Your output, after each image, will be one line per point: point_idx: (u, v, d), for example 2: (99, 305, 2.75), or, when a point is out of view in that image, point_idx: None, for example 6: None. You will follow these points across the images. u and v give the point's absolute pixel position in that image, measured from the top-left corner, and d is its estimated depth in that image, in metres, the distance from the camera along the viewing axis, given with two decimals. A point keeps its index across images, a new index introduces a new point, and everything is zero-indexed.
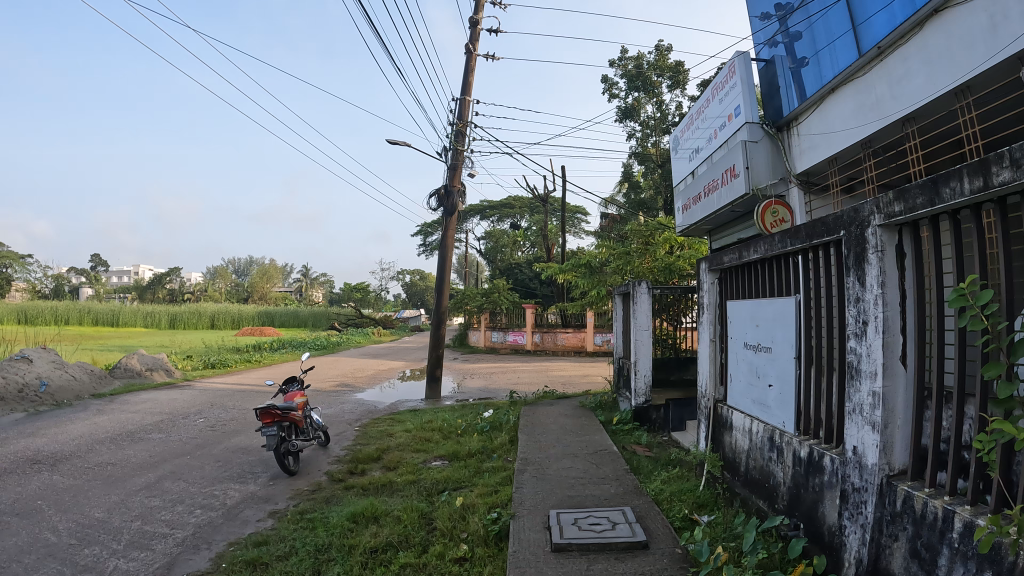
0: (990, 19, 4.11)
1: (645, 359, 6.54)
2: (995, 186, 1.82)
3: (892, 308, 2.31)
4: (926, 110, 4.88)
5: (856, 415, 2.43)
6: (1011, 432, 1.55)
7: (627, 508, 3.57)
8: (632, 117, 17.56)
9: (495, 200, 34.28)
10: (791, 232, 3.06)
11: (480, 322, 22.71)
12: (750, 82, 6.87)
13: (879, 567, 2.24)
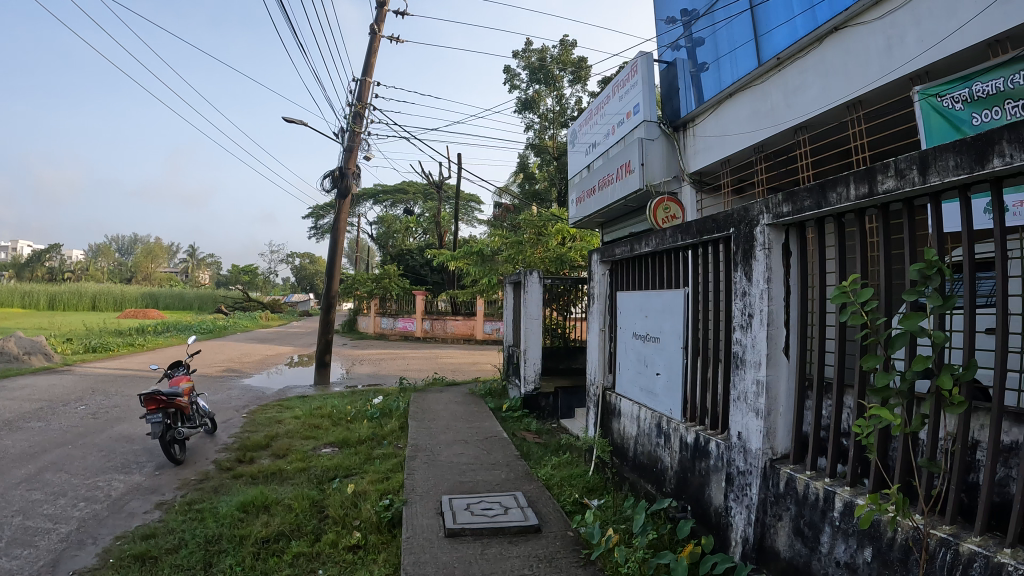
0: (887, 41, 4.41)
1: (535, 348, 6.61)
2: (880, 194, 1.95)
3: (776, 302, 2.43)
4: (817, 119, 5.18)
5: (741, 402, 2.55)
6: (888, 419, 1.65)
7: (519, 493, 3.63)
8: (531, 109, 17.69)
9: (389, 185, 33.81)
10: (681, 228, 3.17)
11: (371, 307, 22.42)
12: (650, 82, 7.02)
13: (764, 546, 2.38)
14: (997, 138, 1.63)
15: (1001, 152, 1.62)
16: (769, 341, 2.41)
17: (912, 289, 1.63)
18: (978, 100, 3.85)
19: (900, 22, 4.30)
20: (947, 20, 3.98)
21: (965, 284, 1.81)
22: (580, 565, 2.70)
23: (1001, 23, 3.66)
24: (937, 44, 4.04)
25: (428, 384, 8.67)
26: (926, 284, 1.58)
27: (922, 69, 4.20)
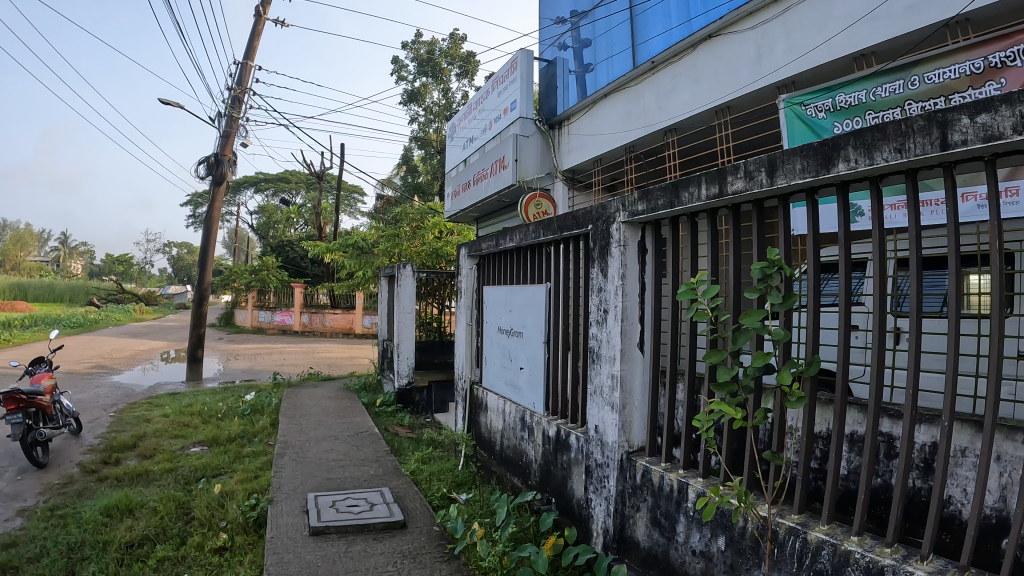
0: (757, 50, 4.65)
1: (408, 343, 6.55)
2: (729, 194, 2.04)
3: (631, 298, 2.49)
4: (687, 123, 5.40)
5: (598, 396, 2.60)
6: (730, 414, 1.57)
7: (385, 489, 3.59)
8: (417, 101, 17.54)
9: (270, 173, 32.67)
10: (544, 224, 3.20)
11: (248, 301, 21.60)
12: (529, 79, 7.15)
13: (623, 536, 2.44)
14: (843, 144, 1.73)
15: (846, 157, 1.72)
16: (624, 336, 2.47)
17: (754, 286, 1.58)
18: (840, 110, 4.15)
19: (772, 32, 4.53)
20: (816, 32, 4.22)
21: (840, 284, 1.61)
22: (443, 561, 2.69)
23: (867, 37, 3.92)
24: (804, 55, 4.30)
25: (302, 379, 8.45)
26: (768, 282, 1.55)
27: (789, 78, 4.46)
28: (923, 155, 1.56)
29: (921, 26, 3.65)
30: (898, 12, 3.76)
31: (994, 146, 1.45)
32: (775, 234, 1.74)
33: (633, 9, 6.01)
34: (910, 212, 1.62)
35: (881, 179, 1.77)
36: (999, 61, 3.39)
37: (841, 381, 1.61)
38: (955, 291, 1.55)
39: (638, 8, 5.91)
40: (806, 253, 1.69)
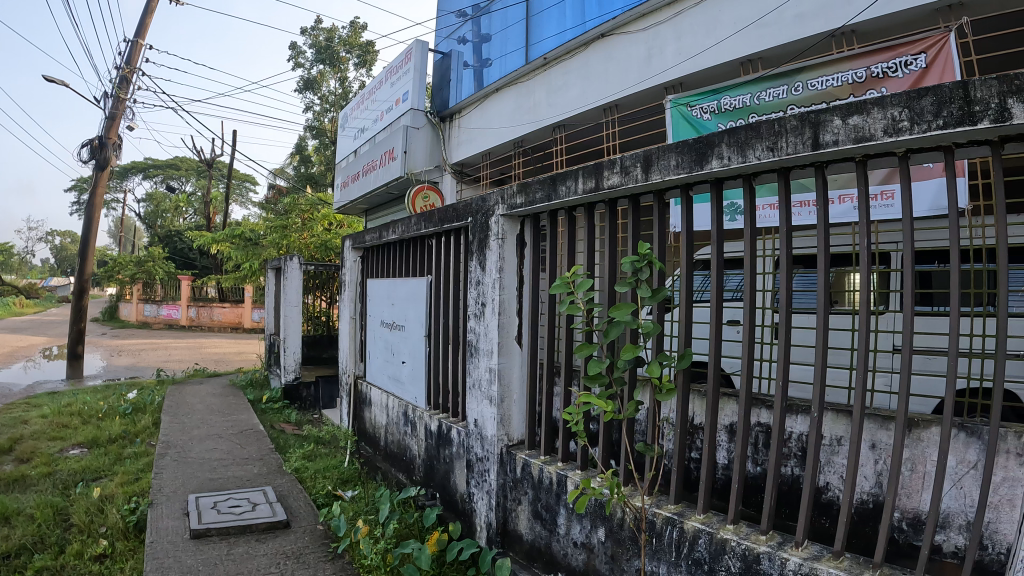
0: (647, 51, 4.77)
1: (294, 338, 6.37)
2: (606, 188, 2.07)
3: (508, 291, 2.49)
4: (575, 119, 5.50)
5: (476, 390, 2.59)
6: (601, 407, 1.59)
7: (268, 488, 3.49)
8: (311, 91, 15.88)
9: (160, 160, 31.06)
10: (425, 216, 3.16)
11: (133, 293, 20.57)
12: (422, 71, 7.06)
13: (507, 530, 2.45)
14: (717, 142, 1.78)
15: (719, 155, 1.77)
16: (501, 329, 2.47)
17: (624, 280, 1.59)
18: (725, 113, 4.28)
19: (663, 34, 4.67)
20: (705, 36, 4.37)
21: (712, 280, 1.58)
22: (326, 560, 2.64)
23: (754, 43, 4.08)
24: (692, 57, 4.44)
25: (187, 376, 8.11)
26: (638, 276, 1.56)
27: (676, 80, 4.60)
28: (795, 153, 1.63)
29: (807, 35, 3.83)
30: (786, 21, 3.93)
31: (863, 147, 1.54)
32: (652, 232, 1.71)
33: (528, 12, 5.97)
34: (783, 211, 1.59)
35: (754, 178, 1.82)
36: (880, 71, 3.58)
37: (713, 371, 1.64)
38: (826, 288, 1.48)
39: (533, 10, 5.87)
40: (681, 250, 1.68)
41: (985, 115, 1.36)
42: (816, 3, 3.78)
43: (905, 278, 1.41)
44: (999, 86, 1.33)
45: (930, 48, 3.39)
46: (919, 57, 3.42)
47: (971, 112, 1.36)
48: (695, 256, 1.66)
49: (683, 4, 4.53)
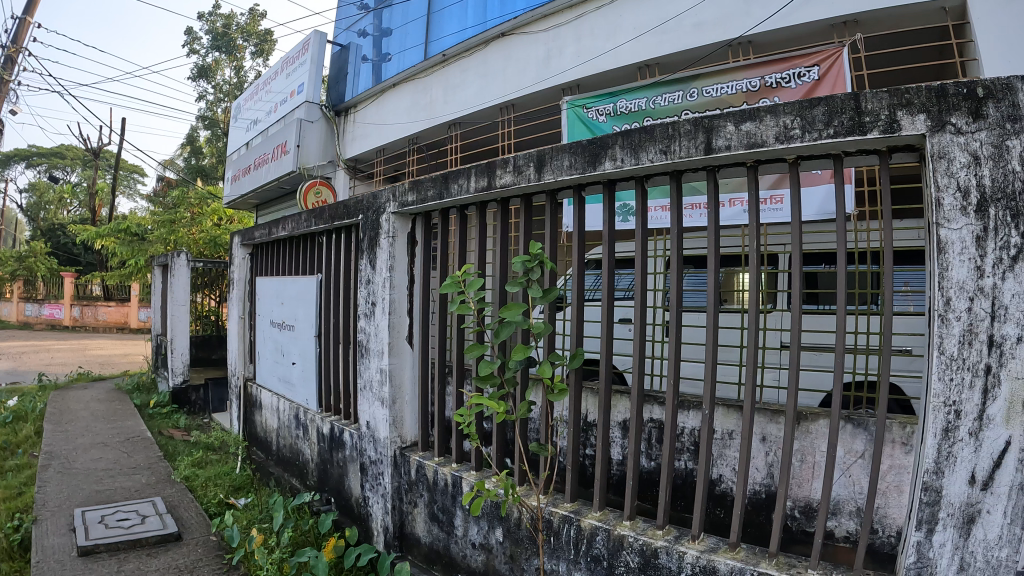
0: (547, 52, 4.79)
1: (182, 338, 6.13)
2: (498, 187, 2.04)
3: (398, 290, 2.44)
4: (468, 118, 5.48)
5: (368, 391, 2.54)
6: (493, 410, 1.58)
7: (156, 499, 3.32)
8: (207, 78, 15.04)
9: (43, 148, 29.13)
10: (316, 213, 3.07)
11: (11, 290, 19.29)
12: (319, 63, 7.02)
13: (404, 533, 2.41)
14: (611, 143, 1.79)
15: (613, 156, 1.79)
16: (392, 329, 2.42)
17: (516, 280, 1.58)
18: (621, 115, 4.29)
19: (563, 36, 4.70)
20: (604, 40, 4.43)
21: (603, 279, 1.58)
22: (221, 573, 2.54)
23: (653, 49, 4.16)
24: (591, 60, 4.49)
25: (70, 381, 7.63)
26: (529, 276, 1.55)
27: (574, 81, 4.63)
28: (687, 157, 1.67)
29: (706, 44, 3.94)
30: (685, 29, 4.02)
31: (755, 153, 1.61)
32: (544, 232, 1.70)
33: (429, 9, 5.87)
34: (674, 212, 1.59)
35: (646, 180, 1.84)
36: (774, 81, 3.64)
37: (605, 369, 1.62)
38: (716, 286, 1.50)
39: (434, 6, 5.78)
40: (573, 250, 1.67)
41: (875, 126, 1.49)
42: (714, 12, 3.90)
43: (794, 280, 1.40)
44: (889, 98, 1.47)
45: (824, 61, 3.47)
46: (813, 69, 3.50)
47: (862, 121, 1.48)
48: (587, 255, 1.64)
49: (585, 7, 4.57)
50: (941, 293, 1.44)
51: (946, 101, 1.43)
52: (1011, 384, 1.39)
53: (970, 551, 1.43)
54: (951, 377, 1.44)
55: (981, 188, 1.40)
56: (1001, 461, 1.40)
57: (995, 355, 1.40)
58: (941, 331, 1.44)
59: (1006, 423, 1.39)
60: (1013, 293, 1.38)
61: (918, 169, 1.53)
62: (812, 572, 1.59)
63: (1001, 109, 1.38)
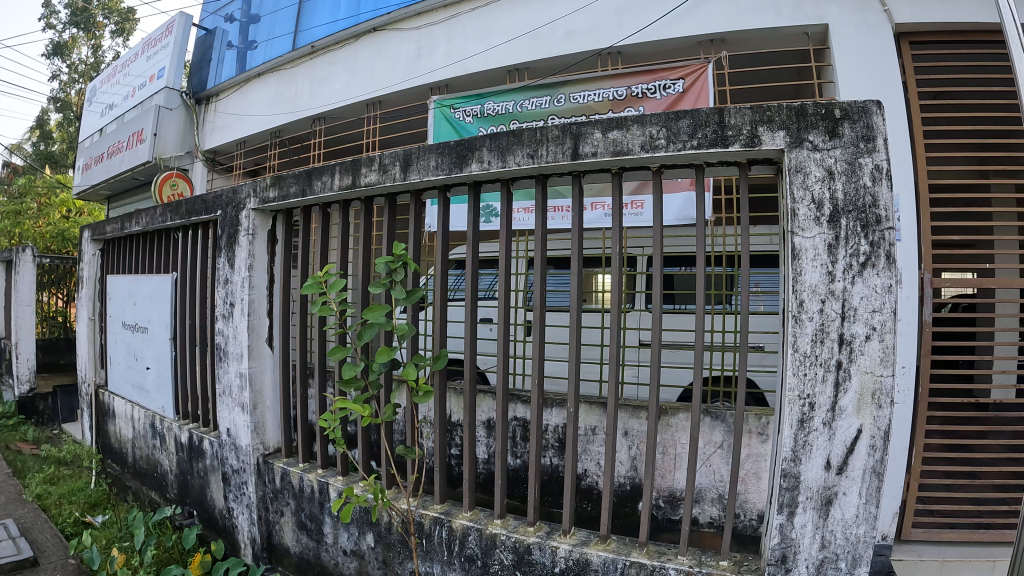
0: (418, 50, 4.54)
1: (28, 342, 5.70)
2: (362, 186, 2.03)
3: (258, 290, 2.37)
4: (335, 112, 5.16)
5: (227, 397, 2.44)
6: (359, 413, 1.65)
7: (7, 521, 3.09)
8: (61, 56, 13.81)
9: None
10: (171, 207, 2.91)
11: None
12: (183, 46, 6.62)
13: (272, 544, 2.35)
14: (478, 146, 1.79)
15: (479, 158, 1.78)
16: (252, 331, 2.35)
17: (379, 280, 1.68)
18: (487, 117, 4.19)
19: (435, 35, 4.47)
20: (476, 41, 4.26)
21: (468, 279, 1.67)
22: None
23: (524, 54, 4.06)
24: (461, 61, 4.31)
25: None
26: (393, 276, 1.67)
27: (442, 81, 4.44)
28: (554, 162, 1.68)
29: (576, 52, 3.91)
30: (557, 36, 3.97)
31: (620, 160, 1.63)
32: (407, 233, 1.87)
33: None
34: (540, 214, 1.61)
35: (512, 183, 1.86)
36: (640, 91, 3.69)
37: (468, 369, 1.71)
38: (579, 286, 1.53)
39: None
40: (436, 251, 1.82)
41: (737, 139, 1.54)
42: (587, 22, 3.88)
43: (654, 282, 1.43)
44: (751, 114, 1.53)
45: (688, 76, 3.57)
46: (677, 82, 3.59)
47: (725, 135, 1.53)
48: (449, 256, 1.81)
49: (458, 8, 4.38)
50: (795, 295, 1.50)
51: (805, 120, 1.51)
52: (860, 378, 1.47)
53: (830, 530, 1.51)
54: (806, 372, 1.50)
55: (834, 201, 1.49)
56: (853, 447, 1.49)
57: (845, 352, 1.48)
58: (796, 331, 1.50)
59: (857, 413, 1.48)
60: (861, 296, 1.47)
61: (776, 180, 1.59)
62: (680, 559, 1.65)
63: (857, 129, 1.48)
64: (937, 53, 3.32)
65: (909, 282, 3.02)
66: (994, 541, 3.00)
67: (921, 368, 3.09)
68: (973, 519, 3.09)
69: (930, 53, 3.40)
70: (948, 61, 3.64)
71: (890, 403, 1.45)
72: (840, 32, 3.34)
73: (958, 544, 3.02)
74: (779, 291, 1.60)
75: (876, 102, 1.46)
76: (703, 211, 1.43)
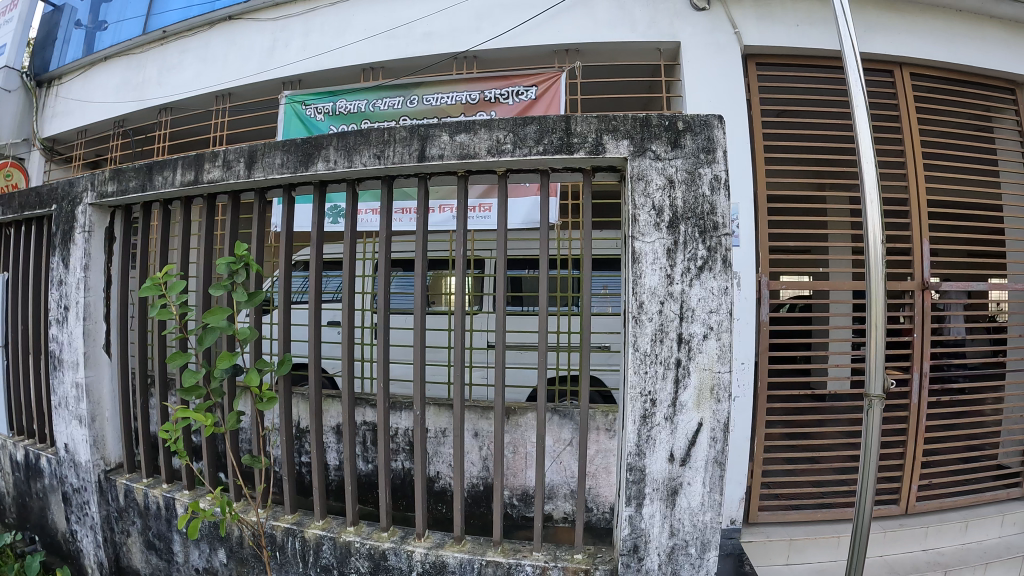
0: (273, 42, 4.39)
1: None
2: (204, 182, 1.95)
3: (94, 293, 2.23)
4: (185, 102, 4.90)
5: (62, 410, 2.29)
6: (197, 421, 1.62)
7: None
8: None
9: None
10: (2, 199, 2.68)
11: None
12: (24, 24, 6.09)
13: (120, 566, 2.26)
14: (326, 144, 1.78)
15: (326, 157, 1.78)
16: (87, 337, 2.21)
17: (220, 283, 1.74)
18: (339, 116, 4.12)
19: (292, 28, 4.33)
20: (333, 37, 4.17)
21: (312, 282, 1.80)
22: None
23: (380, 53, 4.01)
24: (316, 56, 4.20)
25: None
26: (234, 278, 1.74)
27: (296, 76, 4.29)
28: (401, 163, 1.71)
29: (433, 54, 3.90)
30: (415, 37, 3.94)
31: (467, 163, 1.68)
32: (251, 234, 1.90)
33: None
34: (383, 216, 1.74)
35: (357, 183, 1.89)
36: (493, 96, 3.78)
37: (312, 373, 1.82)
38: (423, 289, 1.65)
39: None
40: (280, 251, 1.89)
41: (582, 147, 1.60)
42: (446, 24, 3.88)
43: (500, 282, 1.51)
44: (597, 124, 1.59)
45: (541, 83, 3.69)
46: (530, 89, 3.70)
47: (571, 142, 1.59)
48: (293, 256, 1.89)
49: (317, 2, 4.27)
50: (636, 297, 1.56)
51: (650, 131, 1.59)
52: (699, 374, 1.56)
53: (678, 518, 1.59)
54: (646, 370, 1.56)
55: (674, 207, 1.56)
56: (695, 440, 1.57)
57: (683, 350, 1.56)
58: (636, 330, 1.56)
59: (696, 407, 1.56)
60: (698, 297, 1.55)
61: (620, 187, 1.66)
62: (535, 556, 1.69)
63: (698, 142, 1.57)
64: (778, 73, 3.58)
65: (746, 283, 3.22)
66: (835, 518, 3.27)
67: (759, 364, 3.31)
68: (815, 500, 3.34)
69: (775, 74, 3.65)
70: (791, 82, 3.91)
71: (727, 398, 1.55)
72: (687, 48, 3.51)
73: (802, 523, 3.28)
74: (621, 292, 1.66)
75: (717, 117, 1.55)
76: (547, 216, 1.53)
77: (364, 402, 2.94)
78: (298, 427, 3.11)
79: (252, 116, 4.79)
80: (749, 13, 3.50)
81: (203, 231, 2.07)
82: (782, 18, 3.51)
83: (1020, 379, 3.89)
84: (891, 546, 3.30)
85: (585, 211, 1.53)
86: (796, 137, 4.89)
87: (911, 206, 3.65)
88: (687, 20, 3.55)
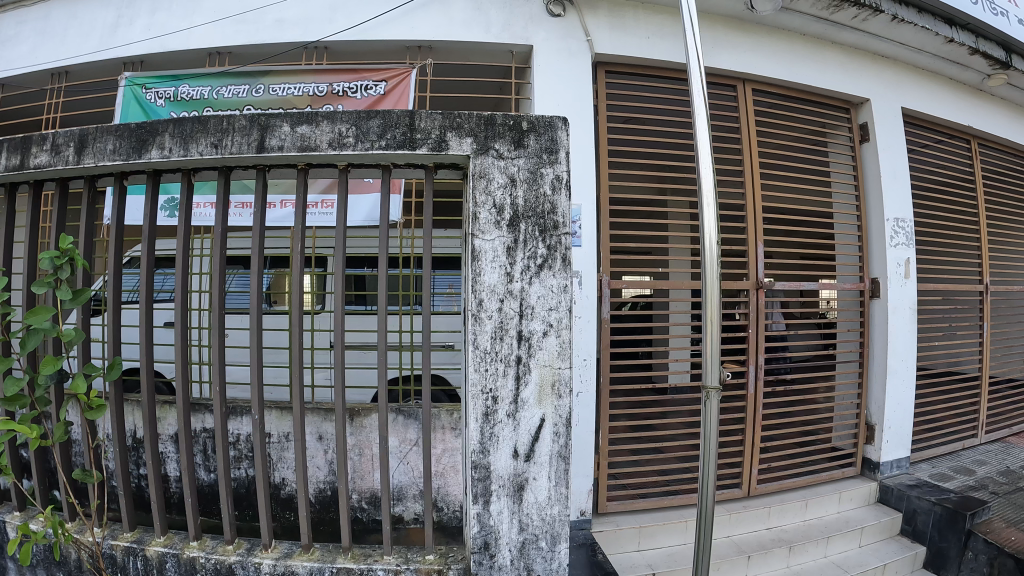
0: (116, 18, 4.05)
1: None
2: (29, 168, 1.77)
3: None
4: (15, 80, 4.44)
5: None
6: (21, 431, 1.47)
7: None
8: None
9: None
10: None
11: None
12: None
13: None
14: (160, 130, 1.67)
15: (160, 144, 1.66)
16: None
17: (42, 279, 1.57)
18: (180, 101, 3.86)
19: (135, 4, 4.02)
20: (180, 17, 3.91)
21: (143, 280, 1.67)
22: None
23: (229, 37, 3.81)
24: (160, 36, 3.92)
25: None
26: (57, 275, 1.58)
27: (138, 57, 3.99)
28: (239, 154, 1.62)
29: (282, 43, 3.75)
30: (266, 23, 3.78)
31: (307, 156, 1.62)
32: (80, 228, 1.75)
33: None
34: (219, 210, 1.64)
35: (194, 173, 1.77)
36: (342, 89, 3.69)
37: (144, 377, 1.69)
38: (259, 287, 1.57)
39: None
40: (110, 248, 1.74)
41: (425, 143, 1.59)
42: (298, 13, 3.75)
43: (337, 280, 1.50)
44: (441, 120, 1.59)
45: (392, 79, 3.67)
46: (380, 84, 3.67)
47: (413, 137, 1.58)
48: (124, 255, 1.75)
49: None
50: (475, 295, 1.56)
51: (493, 129, 1.60)
52: (540, 371, 1.58)
53: (526, 513, 1.60)
54: (487, 368, 1.56)
55: (514, 206, 1.58)
56: (538, 435, 1.59)
57: (524, 348, 1.58)
58: (475, 329, 1.56)
59: (538, 403, 1.59)
60: (538, 295, 1.58)
61: (461, 184, 1.66)
62: (386, 560, 1.66)
63: (540, 142, 1.60)
64: (628, 80, 3.73)
65: (594, 283, 3.34)
66: (680, 504, 3.46)
67: (602, 360, 3.44)
68: (662, 488, 3.53)
69: (625, 82, 3.80)
70: (640, 90, 4.09)
71: (568, 393, 1.59)
72: (542, 51, 3.57)
73: (652, 511, 3.44)
74: (462, 291, 1.66)
75: (560, 119, 1.59)
76: (388, 215, 1.55)
77: (201, 408, 2.79)
78: (133, 437, 2.93)
79: (89, 98, 4.42)
80: (601, 22, 3.63)
81: (26, 222, 1.87)
82: (635, 31, 3.69)
83: (846, 371, 4.27)
84: (738, 527, 3.52)
85: (425, 209, 1.53)
86: (640, 143, 5.15)
87: (747, 210, 3.90)
88: (543, 24, 3.61)
